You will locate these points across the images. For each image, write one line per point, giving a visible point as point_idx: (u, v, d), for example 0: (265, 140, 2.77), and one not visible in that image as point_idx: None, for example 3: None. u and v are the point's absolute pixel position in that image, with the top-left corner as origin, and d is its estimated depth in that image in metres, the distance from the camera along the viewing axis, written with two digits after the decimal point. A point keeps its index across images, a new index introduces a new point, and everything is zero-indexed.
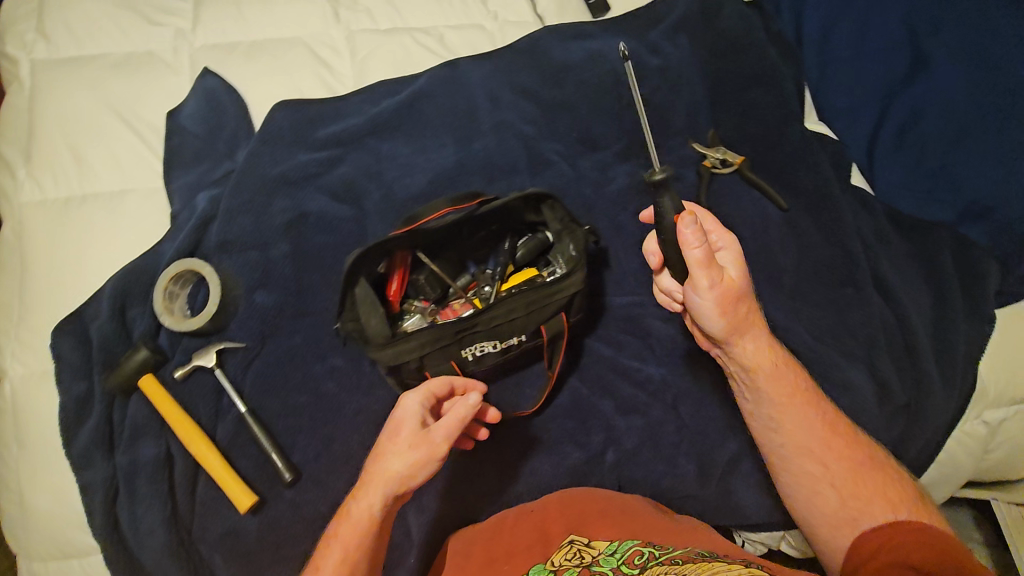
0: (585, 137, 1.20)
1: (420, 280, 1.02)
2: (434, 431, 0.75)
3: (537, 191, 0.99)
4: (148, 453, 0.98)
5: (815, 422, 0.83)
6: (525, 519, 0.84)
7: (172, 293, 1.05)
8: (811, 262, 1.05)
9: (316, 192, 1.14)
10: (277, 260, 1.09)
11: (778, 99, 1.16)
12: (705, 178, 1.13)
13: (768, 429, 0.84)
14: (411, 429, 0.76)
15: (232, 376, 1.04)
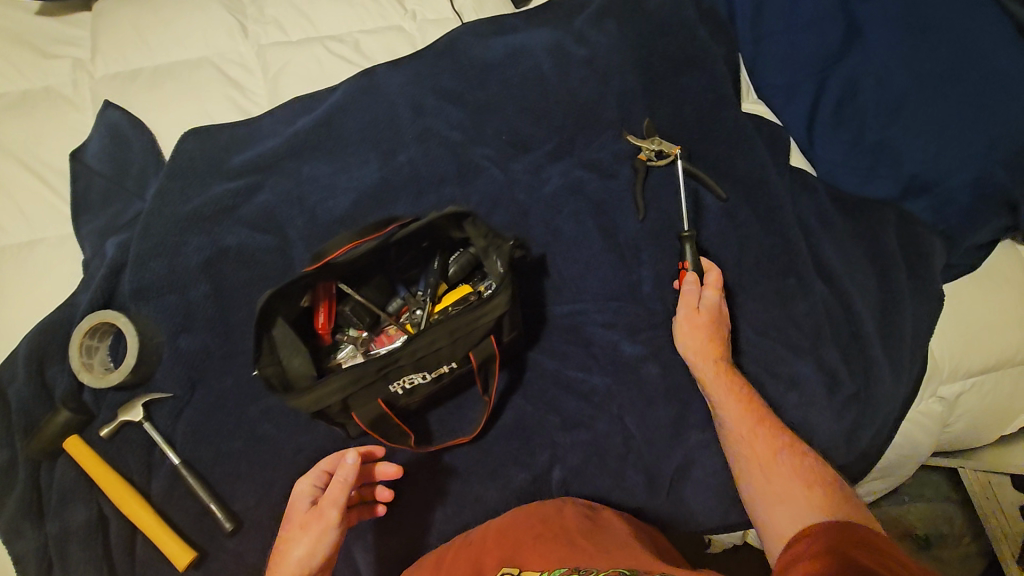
0: (514, 138, 1.14)
1: (348, 311, 0.97)
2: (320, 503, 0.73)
3: (454, 209, 0.93)
4: (79, 517, 0.94)
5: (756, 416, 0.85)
6: (465, 551, 0.80)
7: (89, 348, 1.00)
8: (752, 252, 1.01)
9: (235, 225, 1.08)
10: (199, 302, 1.04)
11: (710, 84, 1.12)
12: (641, 172, 1.07)
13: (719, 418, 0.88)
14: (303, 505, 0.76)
15: (162, 427, 1.00)
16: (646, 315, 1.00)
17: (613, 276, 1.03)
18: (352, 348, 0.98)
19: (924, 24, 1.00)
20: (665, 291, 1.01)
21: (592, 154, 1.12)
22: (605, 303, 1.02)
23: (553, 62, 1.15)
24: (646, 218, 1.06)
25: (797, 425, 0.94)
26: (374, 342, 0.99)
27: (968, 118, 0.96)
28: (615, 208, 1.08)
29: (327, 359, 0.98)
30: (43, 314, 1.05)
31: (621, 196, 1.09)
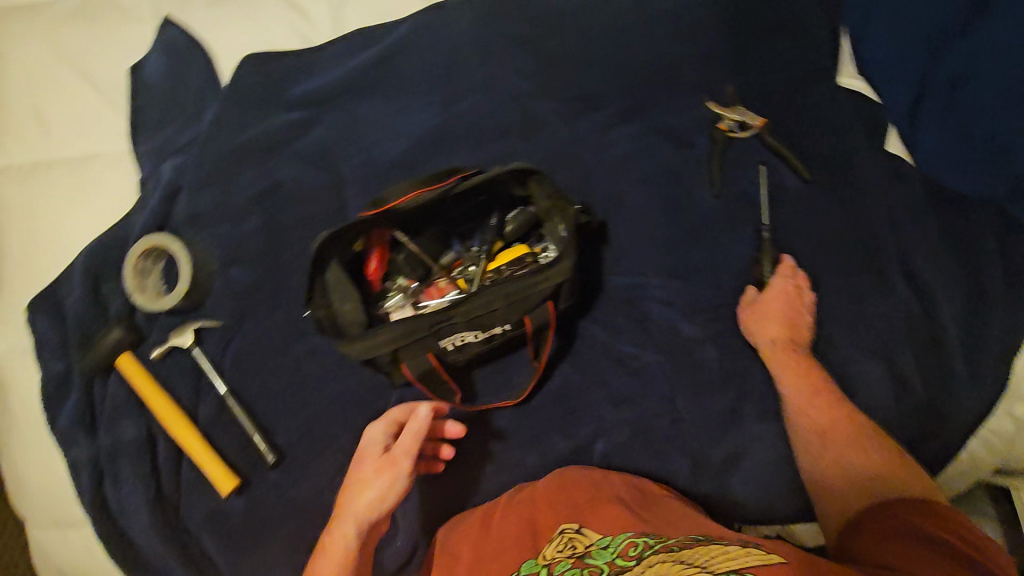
0: (585, 93, 1.07)
1: (400, 259, 0.94)
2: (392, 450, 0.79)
3: (521, 165, 0.89)
4: (131, 433, 0.98)
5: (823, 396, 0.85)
6: (510, 510, 0.78)
7: (144, 270, 1.01)
8: (832, 241, 0.94)
9: (290, 158, 1.05)
10: (252, 234, 1.03)
11: (804, 52, 1.02)
12: (720, 144, 1.00)
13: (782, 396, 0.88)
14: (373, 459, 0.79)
15: (211, 355, 1.01)
16: (708, 296, 0.96)
17: (678, 252, 0.98)
18: (401, 298, 0.92)
19: None
20: (731, 273, 0.96)
21: (668, 117, 1.04)
22: (666, 279, 0.97)
23: (636, 15, 1.07)
24: (720, 194, 0.99)
25: None
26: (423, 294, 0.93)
27: None
28: (687, 179, 1.01)
29: (375, 308, 0.93)
30: (95, 233, 1.04)
31: (695, 166, 1.02)
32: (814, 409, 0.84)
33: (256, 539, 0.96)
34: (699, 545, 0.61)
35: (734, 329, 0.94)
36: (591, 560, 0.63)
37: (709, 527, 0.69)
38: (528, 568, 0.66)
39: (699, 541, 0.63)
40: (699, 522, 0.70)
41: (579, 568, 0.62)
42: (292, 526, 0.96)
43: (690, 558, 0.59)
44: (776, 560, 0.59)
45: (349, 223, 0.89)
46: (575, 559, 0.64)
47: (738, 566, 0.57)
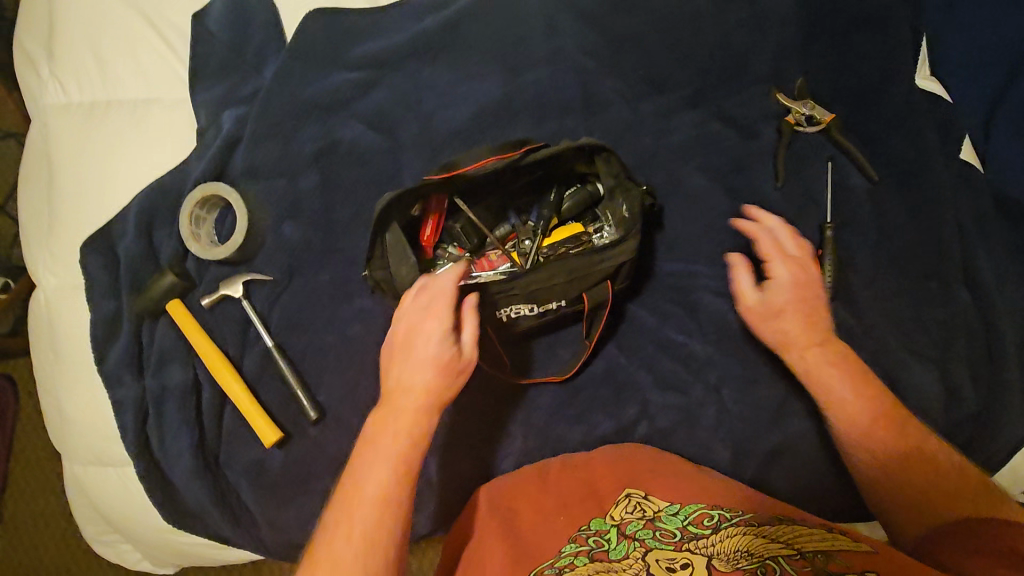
0: (652, 74, 1.04)
1: (456, 228, 0.93)
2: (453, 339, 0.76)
3: (591, 141, 0.88)
4: (177, 378, 0.99)
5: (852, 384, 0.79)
6: (570, 472, 0.83)
7: (198, 218, 1.01)
8: (893, 246, 0.94)
9: (349, 118, 1.04)
10: (307, 191, 1.02)
11: (885, 48, 0.99)
12: (786, 137, 0.99)
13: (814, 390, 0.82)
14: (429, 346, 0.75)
15: (259, 308, 1.01)
16: None
17: (734, 244, 0.97)
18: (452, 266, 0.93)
19: None
20: None
21: (735, 107, 1.02)
22: (720, 270, 0.97)
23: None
24: (783, 187, 0.99)
25: None
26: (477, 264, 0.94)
27: None
28: (749, 171, 1.00)
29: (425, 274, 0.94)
30: (154, 177, 1.05)
31: (759, 158, 1.00)
32: (851, 395, 0.78)
33: (294, 491, 0.98)
34: (777, 524, 0.66)
35: None
36: (663, 523, 0.69)
37: (773, 502, 0.74)
38: (597, 525, 0.71)
39: (776, 520, 0.67)
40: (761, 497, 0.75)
41: (652, 529, 0.68)
42: (330, 482, 0.97)
43: (772, 535, 0.64)
44: (862, 547, 0.61)
45: (412, 187, 0.88)
46: (645, 520, 0.70)
47: (827, 548, 0.60)
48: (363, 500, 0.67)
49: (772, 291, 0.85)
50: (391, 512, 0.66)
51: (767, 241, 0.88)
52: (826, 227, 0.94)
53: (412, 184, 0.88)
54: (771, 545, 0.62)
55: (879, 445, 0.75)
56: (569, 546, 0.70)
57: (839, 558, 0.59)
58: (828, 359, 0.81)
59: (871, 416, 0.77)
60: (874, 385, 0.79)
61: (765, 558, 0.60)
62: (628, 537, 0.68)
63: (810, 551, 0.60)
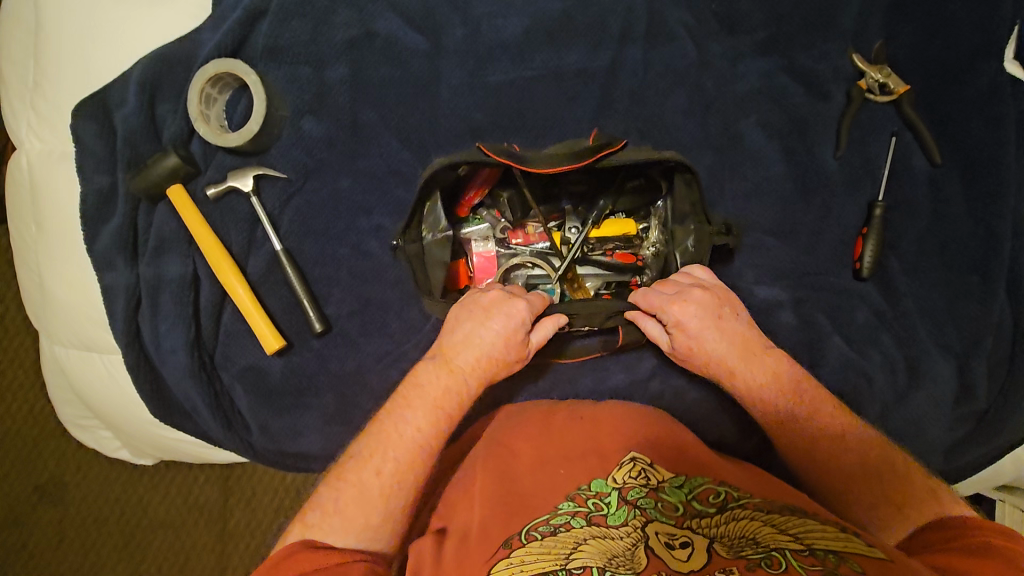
0: (725, 11, 0.95)
1: (504, 196, 0.87)
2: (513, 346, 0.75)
3: (679, 159, 0.77)
4: (175, 269, 0.92)
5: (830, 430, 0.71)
6: (575, 423, 0.77)
7: (209, 96, 0.91)
8: (941, 235, 0.91)
9: (388, 9, 0.93)
10: (333, 85, 0.93)
11: (982, 19, 0.91)
12: (856, 102, 0.92)
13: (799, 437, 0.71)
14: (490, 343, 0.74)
15: (269, 207, 0.93)
16: (797, 263, 0.92)
17: (780, 209, 0.93)
18: (487, 230, 0.88)
19: None
20: (828, 243, 0.92)
21: (809, 61, 0.94)
22: (761, 235, 0.93)
23: None
24: (842, 157, 0.93)
25: (913, 423, 0.89)
26: (513, 234, 0.89)
27: None
28: (810, 135, 0.94)
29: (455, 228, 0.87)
30: (170, 38, 0.93)
31: (822, 122, 0.94)
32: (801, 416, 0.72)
33: (290, 402, 0.94)
34: (790, 514, 0.62)
35: (818, 300, 0.91)
36: (667, 496, 0.65)
37: (787, 488, 0.69)
38: (597, 484, 0.67)
39: (784, 508, 0.63)
40: (771, 481, 0.71)
41: (655, 501, 0.65)
42: (329, 398, 0.94)
43: (781, 524, 0.60)
44: (876, 553, 0.57)
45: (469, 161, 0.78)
46: (648, 490, 0.66)
47: (841, 550, 0.56)
48: (375, 477, 0.66)
49: (677, 337, 0.77)
50: (400, 504, 0.66)
51: (644, 296, 0.78)
52: (879, 205, 0.89)
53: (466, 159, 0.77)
54: (777, 534, 0.58)
55: (784, 414, 0.72)
56: (567, 504, 0.65)
57: (851, 561, 0.55)
58: (758, 366, 0.74)
59: (782, 399, 0.73)
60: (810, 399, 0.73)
61: (771, 550, 0.56)
62: (629, 505, 0.64)
63: (817, 547, 0.56)
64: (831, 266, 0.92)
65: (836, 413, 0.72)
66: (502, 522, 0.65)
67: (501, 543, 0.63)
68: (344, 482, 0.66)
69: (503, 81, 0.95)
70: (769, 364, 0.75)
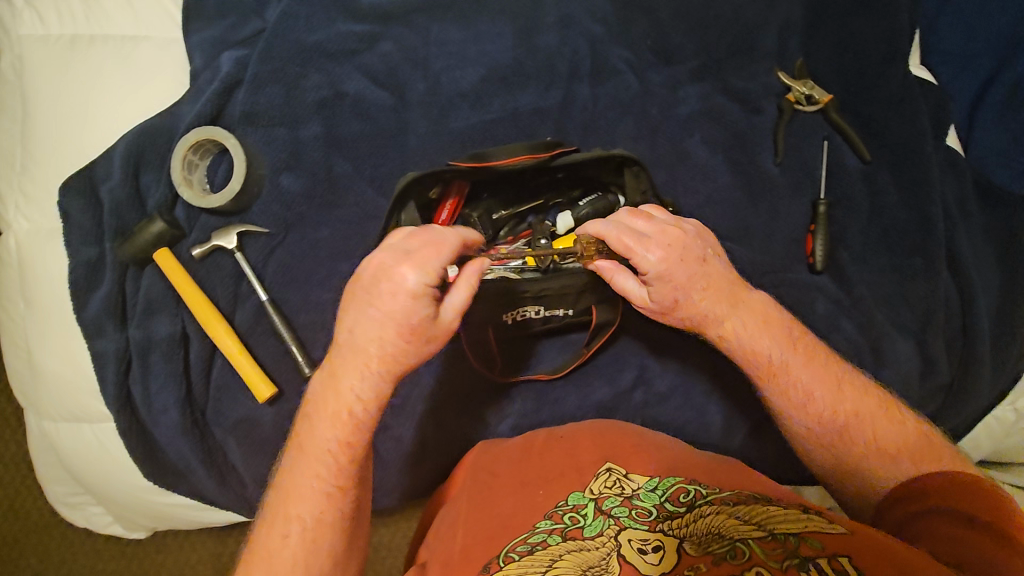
0: (661, 47, 1.05)
1: (473, 216, 0.92)
2: (399, 327, 0.63)
3: (624, 153, 0.87)
4: (163, 330, 0.95)
5: (825, 378, 0.74)
6: (555, 442, 0.75)
7: (190, 163, 0.97)
8: (880, 224, 0.98)
9: (355, 71, 1.01)
10: (307, 143, 1.00)
11: (888, 32, 1.01)
12: (787, 114, 1.01)
13: (802, 393, 0.74)
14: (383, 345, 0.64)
15: (252, 261, 0.98)
16: (755, 264, 0.98)
17: (733, 215, 1.00)
18: None
19: None
20: (780, 243, 0.99)
21: (741, 83, 1.04)
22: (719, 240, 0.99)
23: None
24: (782, 163, 1.02)
25: None
26: None
27: None
28: (751, 147, 1.02)
29: None
30: (170, 100, 1.00)
31: (760, 134, 1.03)
32: (796, 363, 0.75)
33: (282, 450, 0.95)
34: (758, 504, 0.60)
35: (780, 295, 0.97)
36: (641, 502, 0.62)
37: (769, 487, 0.68)
38: (573, 497, 0.64)
39: (752, 498, 0.62)
40: (755, 478, 0.70)
41: (629, 509, 0.61)
42: None
43: (748, 515, 0.58)
44: (838, 529, 0.56)
45: (438, 171, 0.87)
46: (623, 499, 0.63)
47: (800, 529, 0.55)
48: (306, 506, 0.65)
49: (658, 289, 0.73)
50: (335, 510, 0.66)
51: (619, 239, 0.71)
52: (820, 205, 0.97)
53: (435, 168, 0.87)
54: (743, 526, 0.57)
55: (791, 383, 0.75)
56: (544, 524, 0.62)
57: (811, 541, 0.54)
58: (751, 315, 0.76)
59: (784, 353, 0.75)
60: (804, 345, 0.76)
61: (736, 541, 0.55)
62: (603, 515, 0.61)
63: (779, 531, 0.55)
64: (786, 263, 0.98)
65: (839, 372, 0.76)
66: (484, 547, 0.62)
67: (480, 568, 0.60)
68: (272, 533, 0.65)
69: (466, 125, 1.03)
70: (765, 311, 0.77)
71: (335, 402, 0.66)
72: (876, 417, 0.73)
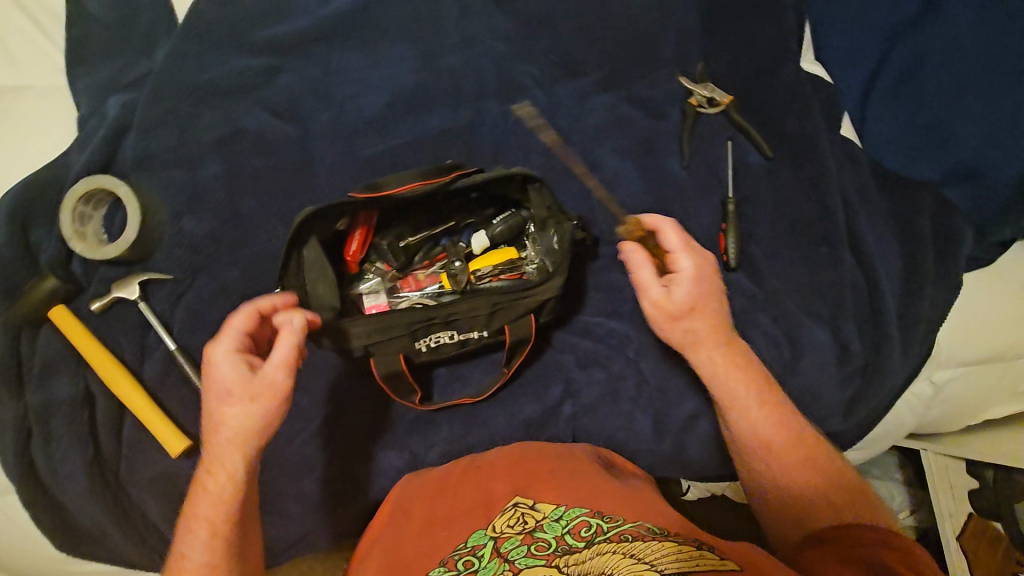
0: (564, 60, 1.06)
1: (384, 245, 0.91)
2: (240, 389, 0.69)
3: (524, 170, 0.86)
4: (63, 392, 0.90)
5: (792, 425, 0.78)
6: (471, 480, 0.76)
7: (82, 215, 0.93)
8: (787, 218, 1.01)
9: (254, 106, 0.99)
10: (208, 183, 0.96)
11: (777, 33, 1.05)
12: (690, 118, 1.03)
13: (772, 430, 0.77)
14: (239, 412, 0.69)
15: (158, 310, 0.94)
16: None
17: None
18: (377, 282, 0.91)
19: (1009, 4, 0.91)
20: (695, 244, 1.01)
21: (645, 90, 1.06)
22: None
23: None
24: (689, 166, 1.03)
25: (803, 391, 0.96)
26: (403, 283, 0.92)
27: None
28: (659, 152, 1.04)
29: (348, 288, 0.91)
30: (60, 149, 0.96)
31: (668, 139, 1.04)
32: (765, 406, 0.79)
33: None
34: (654, 539, 0.60)
35: None
36: (541, 535, 0.63)
37: (673, 515, 0.68)
38: (474, 537, 0.65)
39: (649, 530, 0.62)
40: (657, 500, 0.72)
41: (526, 546, 0.62)
42: None
43: (640, 551, 0.58)
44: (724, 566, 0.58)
45: (337, 203, 0.85)
46: (524, 534, 0.64)
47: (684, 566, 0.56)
48: None
49: (677, 291, 0.80)
50: None
51: (675, 235, 0.82)
52: (728, 204, 0.99)
53: (333, 200, 0.85)
54: (630, 563, 0.56)
55: (758, 420, 0.78)
56: (437, 571, 0.63)
57: None
58: (738, 354, 0.81)
59: (761, 393, 0.79)
60: (775, 391, 0.81)
61: None
62: (500, 556, 0.62)
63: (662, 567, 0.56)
64: None
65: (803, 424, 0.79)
66: None
67: None
68: None
69: (375, 152, 1.01)
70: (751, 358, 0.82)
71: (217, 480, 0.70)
72: (827, 471, 0.76)
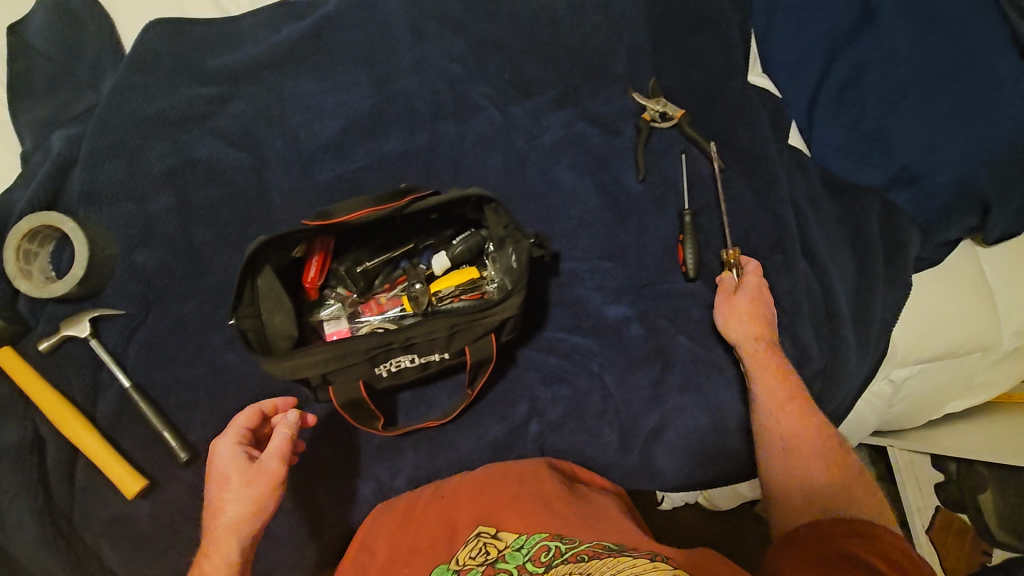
0: (517, 80, 1.07)
1: (342, 270, 0.91)
2: (237, 475, 0.70)
3: (479, 191, 0.85)
4: (8, 438, 0.86)
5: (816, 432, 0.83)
6: (436, 509, 0.75)
7: (27, 253, 0.90)
8: (742, 228, 1.03)
9: (206, 135, 0.98)
10: (159, 216, 0.95)
11: (722, 49, 1.07)
12: (644, 132, 1.05)
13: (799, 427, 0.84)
14: (235, 500, 0.70)
15: (110, 347, 0.91)
16: (631, 280, 1.00)
17: (606, 236, 1.02)
18: (337, 308, 0.91)
19: (931, 15, 1.02)
20: (653, 256, 1.02)
21: (599, 107, 1.07)
22: (596, 261, 1.01)
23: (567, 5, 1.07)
24: (645, 180, 1.05)
25: None
26: (364, 306, 0.92)
27: (959, 121, 0.99)
28: (614, 167, 1.05)
29: (309, 317, 0.91)
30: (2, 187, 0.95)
31: (623, 154, 1.06)
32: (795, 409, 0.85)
33: (167, 542, 0.89)
34: (610, 555, 0.59)
35: (658, 307, 0.99)
36: (503, 565, 0.62)
37: (637, 534, 0.67)
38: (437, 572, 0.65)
39: (607, 547, 0.62)
40: (623, 521, 0.71)
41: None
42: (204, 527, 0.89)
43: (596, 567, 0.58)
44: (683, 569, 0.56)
45: (290, 231, 0.84)
46: (487, 565, 0.63)
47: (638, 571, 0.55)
48: None
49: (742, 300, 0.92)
50: None
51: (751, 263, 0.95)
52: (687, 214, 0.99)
53: (286, 228, 0.83)
54: None
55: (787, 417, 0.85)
56: None
57: None
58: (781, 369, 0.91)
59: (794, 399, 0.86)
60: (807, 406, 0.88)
61: None
62: None
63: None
64: (662, 275, 1.01)
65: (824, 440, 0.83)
66: None
67: None
68: None
69: (331, 177, 1.01)
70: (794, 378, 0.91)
71: (211, 566, 0.68)
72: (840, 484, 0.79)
